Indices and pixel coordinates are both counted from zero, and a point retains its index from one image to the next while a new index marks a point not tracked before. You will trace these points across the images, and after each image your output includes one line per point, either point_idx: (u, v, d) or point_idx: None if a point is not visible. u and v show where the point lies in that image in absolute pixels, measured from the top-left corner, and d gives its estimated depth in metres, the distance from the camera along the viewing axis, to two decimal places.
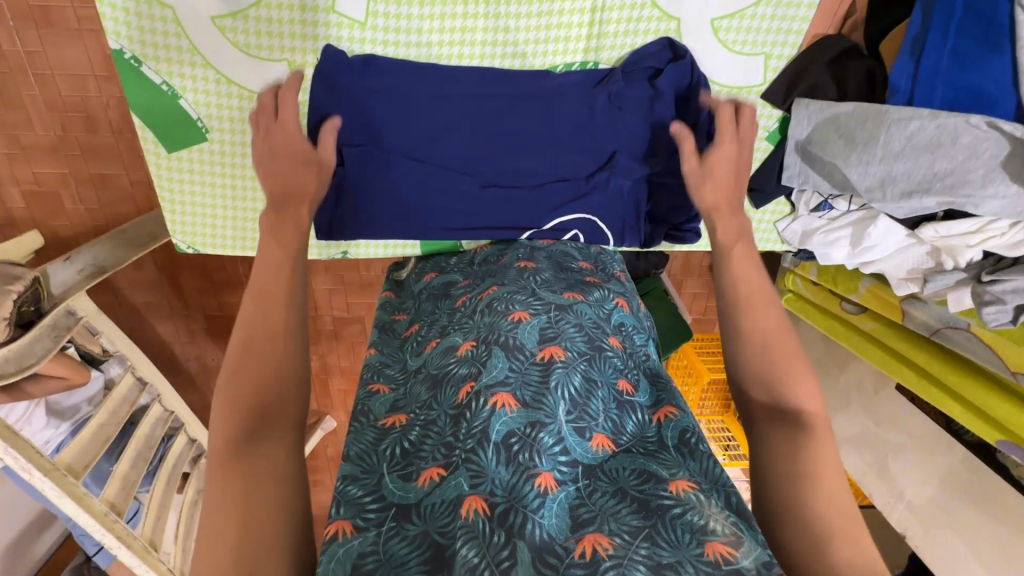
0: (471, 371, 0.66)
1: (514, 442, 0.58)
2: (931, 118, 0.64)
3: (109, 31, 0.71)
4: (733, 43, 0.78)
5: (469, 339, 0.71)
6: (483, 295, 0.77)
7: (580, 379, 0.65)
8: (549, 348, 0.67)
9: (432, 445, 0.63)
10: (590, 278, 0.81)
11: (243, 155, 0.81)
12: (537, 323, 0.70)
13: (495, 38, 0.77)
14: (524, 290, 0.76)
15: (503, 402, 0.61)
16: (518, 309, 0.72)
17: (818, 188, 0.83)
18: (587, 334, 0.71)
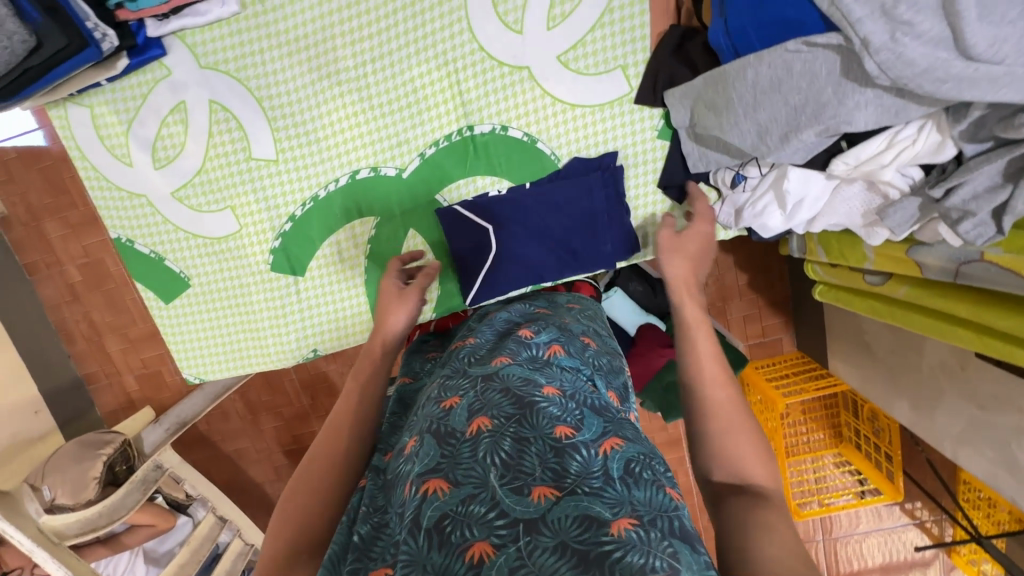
0: (405, 473, 0.48)
1: (446, 526, 0.40)
2: (760, 61, 0.63)
3: (110, 226, 0.94)
4: (586, 68, 0.84)
5: (406, 435, 0.54)
6: (423, 390, 0.62)
7: (509, 442, 0.45)
8: (473, 419, 0.49)
9: (380, 551, 0.44)
10: (522, 332, 0.65)
11: (217, 291, 0.96)
12: (463, 399, 0.52)
13: (379, 136, 0.89)
14: (455, 372, 0.59)
15: (429, 487, 0.44)
16: (445, 393, 0.55)
17: (722, 164, 0.81)
18: (513, 391, 0.52)
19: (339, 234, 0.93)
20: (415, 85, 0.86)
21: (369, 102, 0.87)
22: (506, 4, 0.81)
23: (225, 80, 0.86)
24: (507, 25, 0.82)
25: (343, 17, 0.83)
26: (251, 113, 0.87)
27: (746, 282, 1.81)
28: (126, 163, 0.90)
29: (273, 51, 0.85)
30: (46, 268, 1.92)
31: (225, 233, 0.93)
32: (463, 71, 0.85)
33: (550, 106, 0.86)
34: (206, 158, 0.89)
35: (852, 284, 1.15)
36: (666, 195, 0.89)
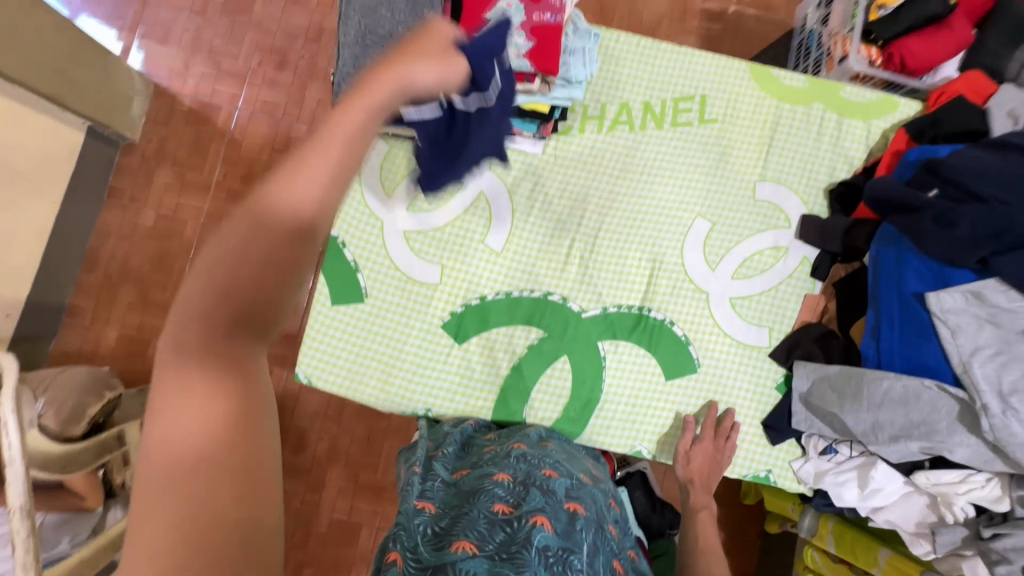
0: (512, 499, 0.73)
1: (551, 555, 0.65)
2: (897, 379, 0.89)
3: (337, 224, 1.07)
4: (746, 315, 1.11)
5: (504, 472, 0.81)
6: (514, 447, 0.90)
7: (591, 537, 0.74)
8: (574, 503, 0.77)
9: (468, 530, 0.67)
10: (596, 470, 0.98)
11: (384, 317, 1.06)
12: (564, 482, 0.81)
13: (581, 280, 1.10)
14: (552, 459, 0.88)
15: (541, 522, 0.69)
16: (550, 468, 0.83)
17: (822, 432, 1.03)
18: (597, 510, 0.81)
19: (510, 328, 1.08)
20: (627, 262, 1.11)
21: (589, 255, 1.10)
22: (713, 249, 1.12)
23: (501, 186, 1.10)
24: (707, 261, 1.12)
25: (603, 198, 1.12)
26: (503, 215, 1.10)
27: (722, 541, 1.91)
28: (386, 192, 1.09)
29: (545, 189, 1.11)
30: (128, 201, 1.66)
31: (424, 281, 1.07)
32: (664, 272, 1.11)
33: (711, 327, 1.10)
34: (450, 223, 1.09)
35: None
36: (764, 433, 1.09)
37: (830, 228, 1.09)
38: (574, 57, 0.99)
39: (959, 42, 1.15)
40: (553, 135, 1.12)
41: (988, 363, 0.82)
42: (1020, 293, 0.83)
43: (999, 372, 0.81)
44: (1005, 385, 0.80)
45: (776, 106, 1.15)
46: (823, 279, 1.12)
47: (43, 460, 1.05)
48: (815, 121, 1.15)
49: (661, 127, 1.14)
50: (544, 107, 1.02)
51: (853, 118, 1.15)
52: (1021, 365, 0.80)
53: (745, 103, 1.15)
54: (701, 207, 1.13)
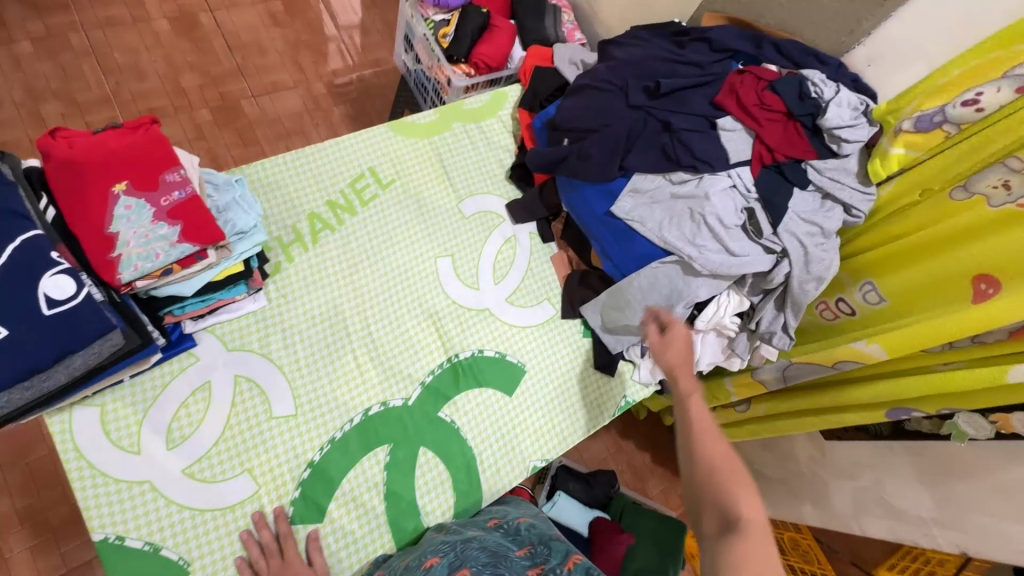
0: None
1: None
2: (639, 275, 1.11)
3: (95, 526, 0.87)
4: (526, 302, 1.25)
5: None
6: (399, 560, 0.93)
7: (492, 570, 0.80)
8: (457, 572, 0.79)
9: None
10: (493, 521, 1.03)
11: (225, 565, 0.90)
12: (447, 560, 0.84)
13: (388, 376, 1.09)
14: (438, 544, 0.92)
15: None
16: (431, 558, 0.87)
17: (633, 341, 1.21)
18: (491, 555, 0.86)
19: (356, 468, 1.01)
20: (410, 333, 1.14)
21: (378, 352, 1.10)
22: (466, 273, 1.22)
23: (252, 357, 1.02)
24: (469, 285, 1.22)
25: (354, 298, 1.12)
26: (274, 379, 1.02)
27: (651, 459, 2.12)
28: (131, 451, 0.91)
29: (296, 328, 1.07)
30: None
31: (240, 498, 0.94)
32: (447, 318, 1.17)
33: (509, 330, 1.21)
34: (226, 426, 0.96)
35: (730, 418, 1.56)
36: (602, 373, 1.24)
37: (529, 202, 1.29)
38: (232, 210, 0.96)
39: (510, 32, 1.45)
40: (266, 280, 1.08)
41: (670, 230, 1.06)
42: (654, 173, 1.09)
43: (679, 230, 1.05)
44: (688, 236, 1.05)
45: (429, 142, 1.30)
46: (553, 239, 1.32)
47: None
48: (463, 135, 1.33)
49: (354, 211, 1.19)
50: (237, 267, 0.97)
51: (486, 119, 1.37)
52: (686, 217, 1.05)
53: (405, 154, 1.27)
54: (434, 250, 1.22)
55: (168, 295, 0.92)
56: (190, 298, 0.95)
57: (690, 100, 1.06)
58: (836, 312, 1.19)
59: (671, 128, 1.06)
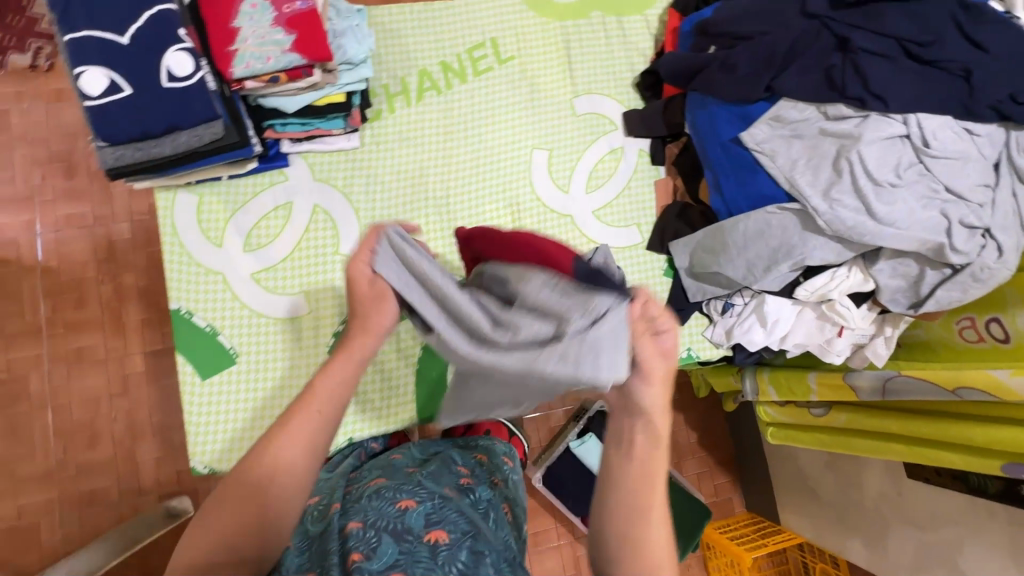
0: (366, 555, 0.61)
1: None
2: (747, 217, 0.95)
3: (173, 296, 0.97)
4: (613, 220, 1.15)
5: (356, 518, 0.66)
6: (371, 484, 0.76)
7: (467, 552, 0.65)
8: (434, 532, 0.65)
9: None
10: (468, 472, 0.87)
11: (265, 368, 0.98)
12: (423, 508, 0.69)
13: (453, 250, 1.08)
14: (411, 482, 0.75)
15: None
16: (405, 497, 0.70)
17: (716, 293, 1.07)
18: (466, 516, 0.71)
19: (399, 326, 1.03)
20: (485, 215, 1.10)
21: (450, 224, 1.08)
22: (560, 173, 1.14)
23: (334, 193, 1.05)
24: (558, 186, 1.14)
25: (441, 165, 1.10)
26: (348, 218, 1.05)
27: (697, 441, 1.98)
28: (215, 243, 1.00)
29: (380, 177, 1.07)
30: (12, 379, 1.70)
31: (292, 315, 1.00)
32: (526, 211, 1.11)
33: (585, 243, 1.12)
34: (295, 249, 1.02)
35: (800, 420, 1.37)
36: (672, 317, 1.13)
37: (649, 115, 1.15)
38: (347, 37, 0.96)
39: None
40: (365, 124, 1.08)
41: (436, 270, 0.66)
42: (807, 103, 0.91)
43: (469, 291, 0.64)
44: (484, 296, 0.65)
45: (561, 26, 1.19)
46: (664, 163, 1.18)
47: None
48: (599, 27, 1.20)
49: (465, 78, 1.14)
50: (339, 97, 0.98)
51: (631, 14, 1.22)
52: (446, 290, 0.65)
53: (532, 32, 1.18)
54: (533, 140, 1.14)
55: (273, 107, 0.96)
56: (292, 116, 0.98)
57: (885, 18, 0.87)
58: (982, 335, 0.99)
59: (848, 46, 0.88)
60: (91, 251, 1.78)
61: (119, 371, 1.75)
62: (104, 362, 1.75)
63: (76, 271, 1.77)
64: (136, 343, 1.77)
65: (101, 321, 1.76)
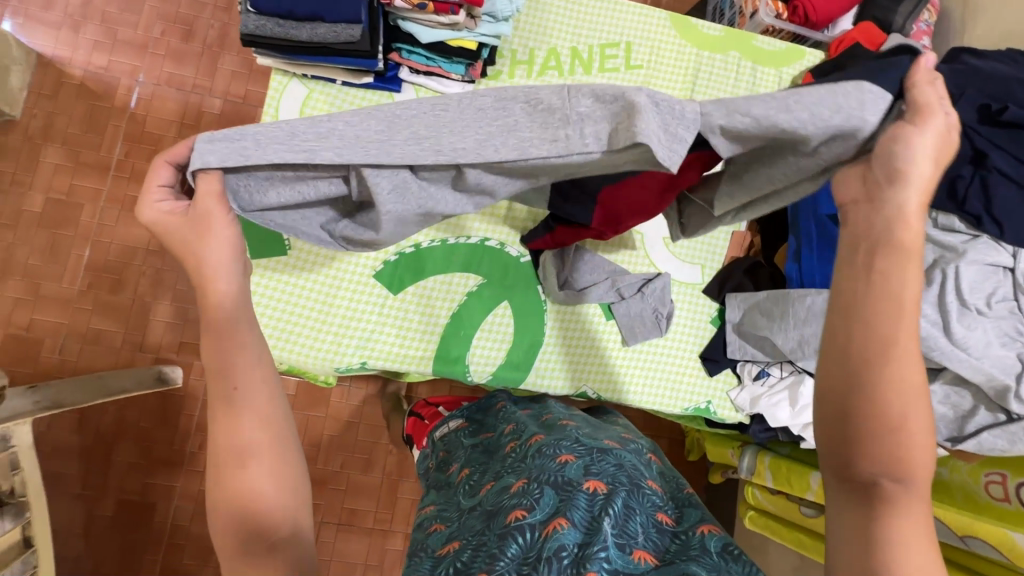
0: (523, 504, 0.62)
1: (567, 557, 0.55)
2: (818, 296, 0.96)
3: None
4: (680, 253, 1.13)
5: (521, 477, 0.68)
6: (531, 441, 0.76)
7: (622, 504, 0.61)
8: (594, 480, 0.64)
9: (480, 558, 0.58)
10: (627, 434, 0.83)
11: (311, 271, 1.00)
12: (582, 462, 0.67)
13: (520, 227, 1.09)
14: (568, 436, 0.74)
15: (556, 522, 0.58)
16: (565, 452, 0.69)
17: (756, 357, 1.07)
18: (628, 471, 0.67)
19: (447, 275, 1.05)
20: None
21: None
22: None
23: None
24: None
25: None
26: None
27: None
28: None
29: None
30: (65, 203, 1.76)
31: None
32: None
33: (646, 264, 1.12)
34: None
35: (784, 514, 1.36)
36: (703, 364, 1.11)
37: None
38: None
39: None
40: (482, 79, 1.10)
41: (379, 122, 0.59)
42: None
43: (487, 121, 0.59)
44: (507, 134, 0.58)
45: (697, 54, 1.19)
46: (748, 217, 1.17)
47: None
48: (733, 67, 1.20)
49: (590, 70, 1.14)
50: (470, 45, 1.00)
51: (767, 65, 1.21)
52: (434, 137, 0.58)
53: (668, 50, 1.18)
54: None
55: (407, 32, 0.98)
56: (420, 47, 1.00)
57: None
58: (1010, 495, 0.93)
59: (984, 162, 0.84)
60: (178, 114, 1.84)
61: None
62: None
63: (159, 126, 1.83)
64: None
65: None
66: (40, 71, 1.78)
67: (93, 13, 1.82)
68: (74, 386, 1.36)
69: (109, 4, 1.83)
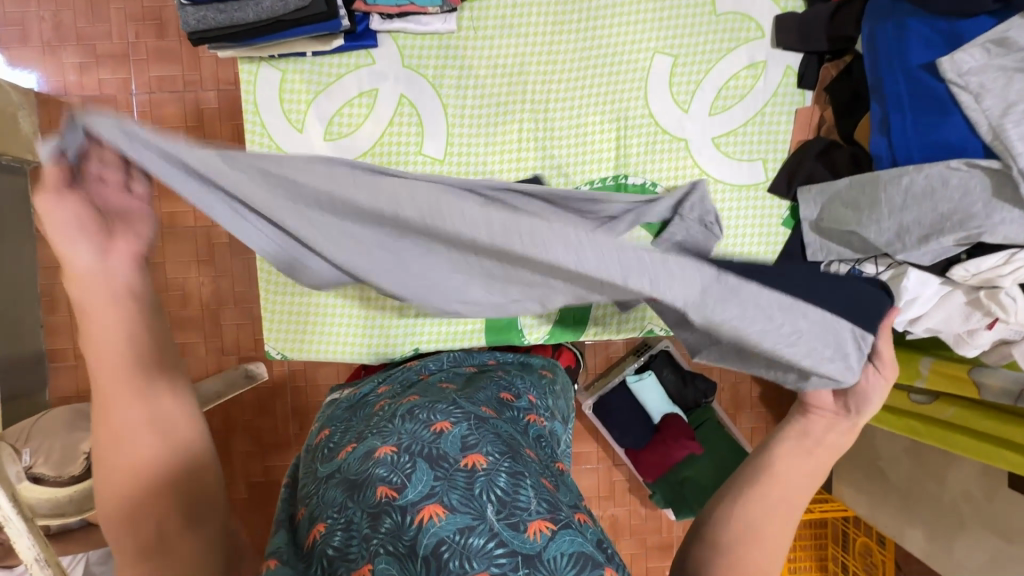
0: (392, 480, 0.58)
1: (445, 550, 0.52)
2: (918, 171, 0.77)
3: None
4: (734, 153, 0.98)
5: (388, 442, 0.62)
6: (403, 402, 0.70)
7: (506, 479, 0.57)
8: (471, 456, 0.59)
9: (355, 548, 0.54)
10: (506, 389, 0.78)
11: None
12: (460, 431, 0.62)
13: (543, 166, 0.97)
14: (445, 399, 0.69)
15: (431, 513, 0.54)
16: (440, 419, 0.64)
17: (844, 257, 0.91)
18: (507, 439, 0.64)
19: None
20: (586, 128, 0.97)
21: (546, 133, 0.97)
22: (681, 87, 0.96)
23: (423, 83, 0.95)
24: (676, 102, 0.97)
25: (543, 60, 0.95)
26: (435, 115, 0.95)
27: (759, 395, 1.88)
28: (296, 127, 0.94)
29: (474, 69, 0.95)
30: None
31: None
32: (633, 131, 0.97)
33: (695, 175, 0.97)
34: (379, 143, 0.95)
35: (890, 402, 1.25)
36: None
37: (809, 24, 0.92)
38: None
39: None
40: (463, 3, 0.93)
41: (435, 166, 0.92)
42: None
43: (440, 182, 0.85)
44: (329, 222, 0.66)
45: None
46: (814, 88, 0.96)
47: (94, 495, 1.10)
48: None
49: None
50: None
51: None
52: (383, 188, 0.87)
53: None
54: (655, 41, 0.95)
55: None
56: None
57: None
58: None
59: None
60: (181, 116, 1.79)
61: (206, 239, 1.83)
62: (190, 229, 1.83)
63: None
64: None
65: None
66: (43, 109, 1.77)
67: (68, 33, 1.75)
68: None
69: (78, 18, 1.74)
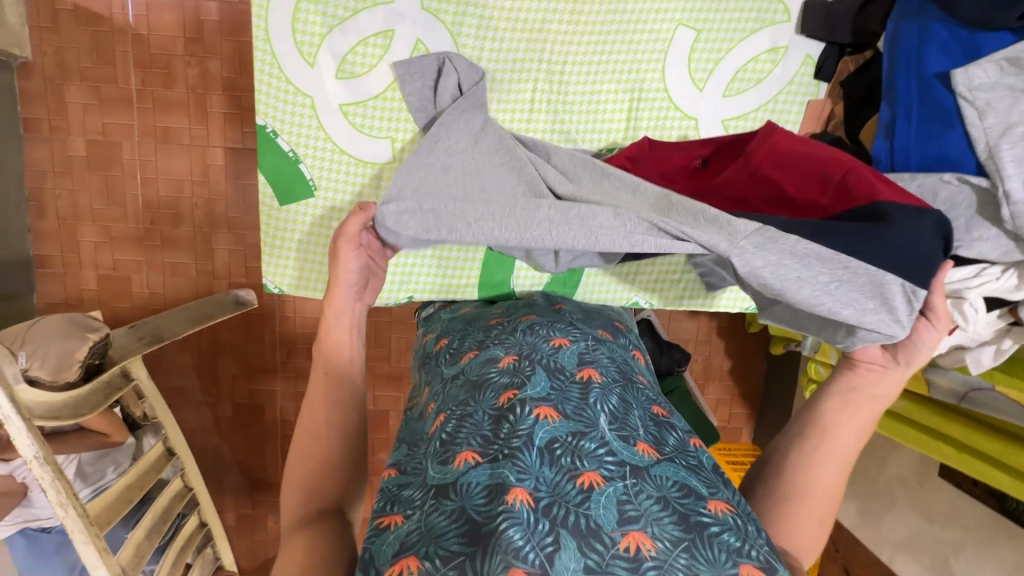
0: (512, 380, 0.62)
1: (558, 447, 0.54)
2: (910, 180, 0.79)
3: (260, 111, 0.94)
4: (740, 138, 0.99)
5: (509, 352, 0.68)
6: (521, 320, 0.78)
7: (617, 399, 0.62)
8: (586, 370, 0.65)
9: (470, 435, 0.57)
10: (615, 326, 0.86)
11: (340, 209, 0.98)
12: (577, 349, 0.69)
13: (554, 127, 0.97)
14: (562, 324, 0.75)
15: (545, 414, 0.57)
16: (558, 337, 0.71)
17: None
18: (619, 368, 0.69)
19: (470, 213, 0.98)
20: (600, 94, 0.96)
21: (562, 94, 0.96)
22: (699, 64, 0.96)
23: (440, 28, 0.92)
24: (692, 79, 0.96)
25: (565, 18, 0.93)
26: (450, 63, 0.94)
27: (729, 368, 1.98)
28: (307, 61, 0.92)
29: (495, 20, 0.92)
30: (102, 141, 1.78)
31: (376, 160, 0.97)
32: (646, 102, 0.97)
33: None
34: (390, 87, 0.94)
35: None
36: None
37: (836, 14, 0.91)
38: None
39: None
40: None
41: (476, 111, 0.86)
42: None
43: (472, 157, 0.84)
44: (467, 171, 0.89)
45: None
46: (829, 80, 0.97)
47: (87, 402, 1.16)
48: None
49: None
50: None
51: None
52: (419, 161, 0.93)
53: None
54: (680, 10, 0.93)
55: None
56: None
57: None
58: None
59: None
60: (179, 26, 1.71)
61: (201, 160, 1.80)
62: (185, 148, 1.79)
63: (165, 45, 1.72)
64: (217, 138, 1.78)
65: (186, 106, 1.76)
66: (32, 2, 1.67)
67: None
68: (167, 317, 1.39)
69: None
